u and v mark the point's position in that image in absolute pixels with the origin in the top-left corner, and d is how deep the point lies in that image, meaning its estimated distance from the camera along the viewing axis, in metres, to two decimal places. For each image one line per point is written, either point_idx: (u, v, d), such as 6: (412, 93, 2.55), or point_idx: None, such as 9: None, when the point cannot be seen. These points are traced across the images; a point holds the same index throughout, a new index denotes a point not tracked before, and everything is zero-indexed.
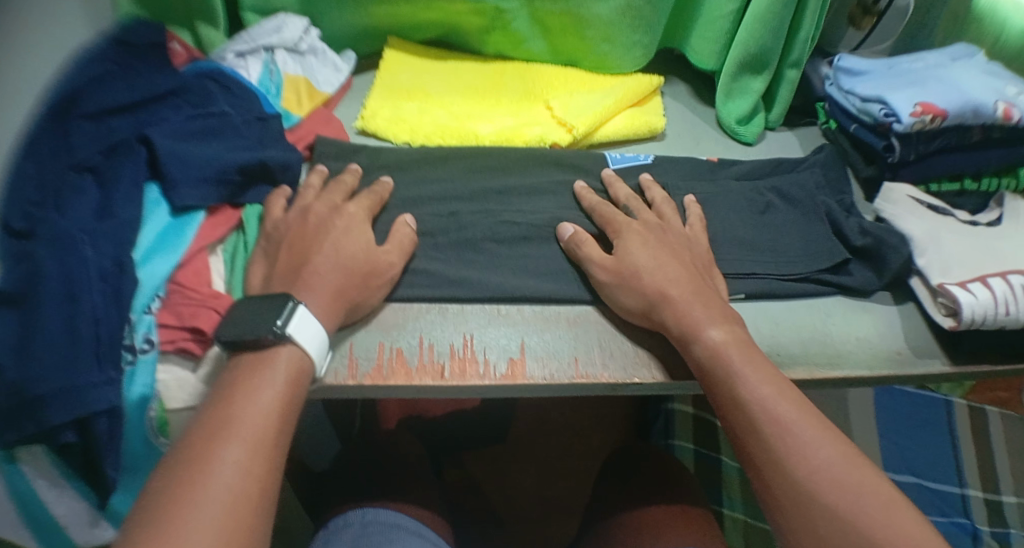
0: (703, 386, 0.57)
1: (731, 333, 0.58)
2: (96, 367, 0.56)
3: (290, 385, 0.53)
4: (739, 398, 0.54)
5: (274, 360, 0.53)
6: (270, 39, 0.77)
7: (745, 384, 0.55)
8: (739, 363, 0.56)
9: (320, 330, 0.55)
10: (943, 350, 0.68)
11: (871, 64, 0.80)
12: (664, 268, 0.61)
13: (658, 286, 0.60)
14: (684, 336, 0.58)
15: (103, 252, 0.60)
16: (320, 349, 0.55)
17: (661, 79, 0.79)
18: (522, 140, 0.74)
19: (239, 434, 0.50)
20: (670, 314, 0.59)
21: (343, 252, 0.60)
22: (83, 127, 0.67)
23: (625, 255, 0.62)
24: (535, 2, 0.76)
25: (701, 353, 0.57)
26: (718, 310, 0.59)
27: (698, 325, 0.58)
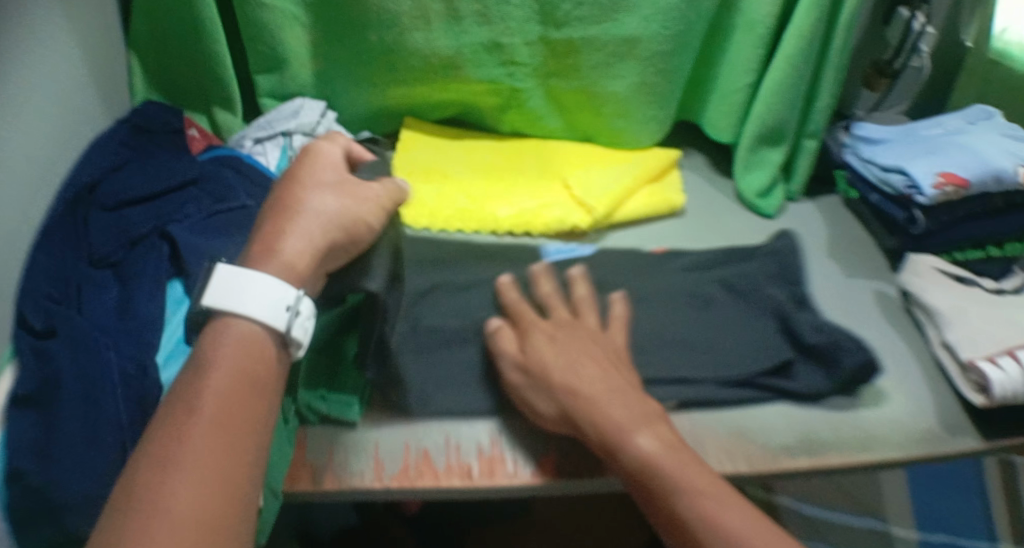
0: (635, 495, 0.53)
1: (657, 438, 0.53)
2: (118, 476, 0.56)
3: (236, 381, 0.45)
4: (676, 515, 0.50)
5: (214, 361, 0.46)
6: (288, 124, 0.77)
7: (683, 496, 0.50)
8: (672, 474, 0.51)
9: (258, 276, 0.48)
10: (975, 426, 0.66)
11: (890, 131, 0.80)
12: (579, 367, 0.57)
13: (569, 388, 0.56)
14: (610, 448, 0.53)
15: (124, 353, 0.60)
16: (265, 300, 0.48)
17: (676, 153, 0.80)
18: (542, 222, 0.73)
19: (170, 433, 0.43)
20: (589, 422, 0.54)
21: (307, 185, 0.52)
22: (100, 219, 0.67)
23: (532, 354, 0.58)
24: (549, 81, 0.78)
25: (630, 463, 0.52)
26: (634, 411, 0.55)
27: (625, 431, 0.53)
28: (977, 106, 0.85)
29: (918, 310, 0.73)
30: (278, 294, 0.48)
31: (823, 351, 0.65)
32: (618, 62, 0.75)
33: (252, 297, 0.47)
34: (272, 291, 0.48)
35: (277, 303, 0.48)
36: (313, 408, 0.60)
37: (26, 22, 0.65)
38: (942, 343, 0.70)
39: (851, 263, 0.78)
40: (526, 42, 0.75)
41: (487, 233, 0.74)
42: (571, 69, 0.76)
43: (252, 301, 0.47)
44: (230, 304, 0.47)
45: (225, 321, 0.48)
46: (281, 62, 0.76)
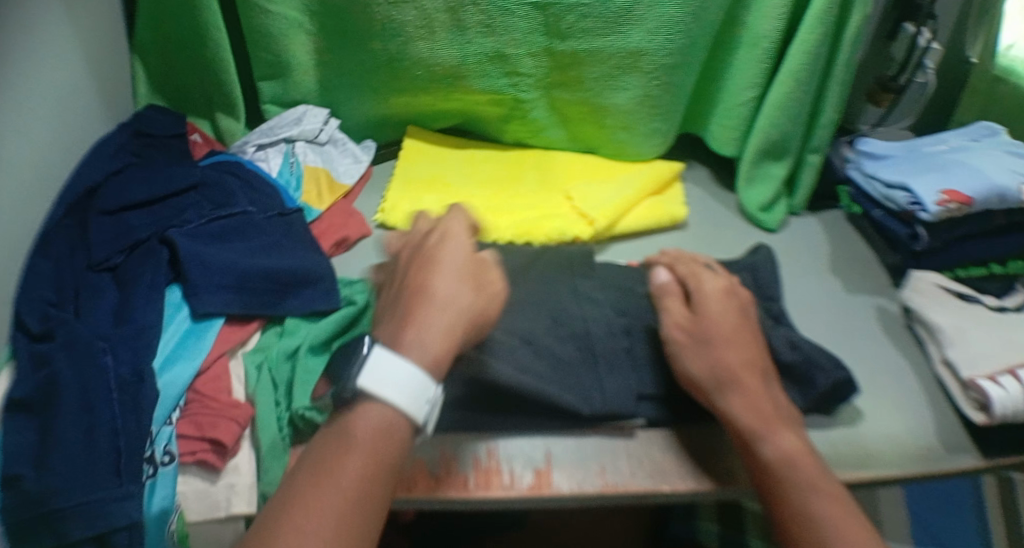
0: (761, 488, 0.55)
1: (795, 440, 0.55)
2: (116, 481, 0.55)
3: (378, 448, 0.45)
4: (808, 513, 0.51)
5: (353, 437, 0.45)
6: (291, 131, 0.78)
7: (816, 498, 0.51)
8: (801, 476, 0.52)
9: (406, 362, 0.47)
10: (974, 444, 0.66)
11: (892, 148, 0.80)
12: (729, 347, 0.58)
13: (728, 364, 0.57)
14: (749, 440, 0.55)
15: (122, 360, 0.59)
16: (415, 391, 0.46)
17: (681, 166, 0.79)
18: (543, 233, 0.73)
19: (306, 500, 0.42)
20: (732, 399, 0.57)
21: (419, 277, 0.51)
22: (102, 224, 0.67)
23: (702, 316, 0.60)
24: (553, 92, 0.78)
25: (767, 455, 0.54)
26: (772, 408, 0.57)
27: (761, 431, 0.55)
28: (980, 124, 0.85)
29: (919, 327, 0.73)
30: (422, 380, 0.47)
31: (799, 369, 0.65)
32: (621, 75, 0.75)
33: (406, 385, 0.46)
34: (422, 383, 0.47)
35: (425, 395, 0.47)
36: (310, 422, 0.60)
37: (32, 27, 0.65)
38: (943, 360, 0.70)
39: (854, 279, 0.78)
40: (530, 53, 0.74)
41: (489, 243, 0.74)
42: (575, 81, 0.76)
43: (404, 389, 0.46)
44: (375, 388, 0.46)
45: (370, 405, 0.46)
46: (285, 69, 0.77)
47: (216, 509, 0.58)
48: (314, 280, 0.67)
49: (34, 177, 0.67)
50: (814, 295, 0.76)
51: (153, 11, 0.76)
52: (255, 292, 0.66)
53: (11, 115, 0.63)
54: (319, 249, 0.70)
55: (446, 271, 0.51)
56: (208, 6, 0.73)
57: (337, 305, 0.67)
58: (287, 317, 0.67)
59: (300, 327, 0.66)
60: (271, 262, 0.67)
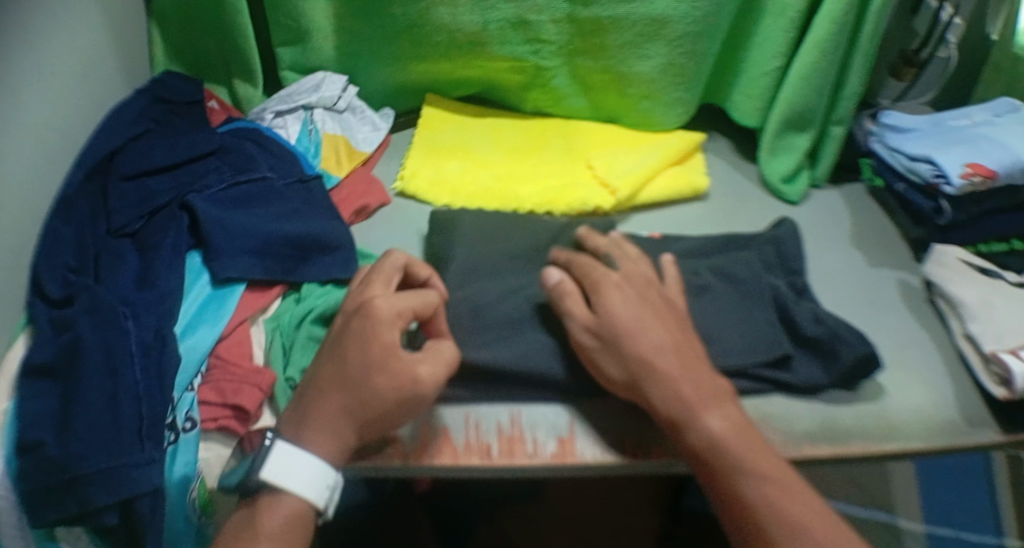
0: (698, 471, 0.53)
1: (727, 418, 0.53)
2: (139, 445, 0.55)
3: (285, 538, 0.51)
4: (742, 497, 0.50)
5: (260, 530, 0.51)
6: (309, 98, 0.76)
7: (748, 479, 0.51)
8: (739, 456, 0.51)
9: (309, 457, 0.52)
10: (994, 419, 0.66)
11: (917, 121, 0.79)
12: (647, 333, 0.55)
13: (641, 354, 0.54)
14: (678, 424, 0.53)
15: (144, 324, 0.59)
16: (317, 484, 0.52)
17: (701, 135, 0.78)
18: (565, 202, 0.72)
19: None
20: (657, 388, 0.54)
21: (347, 357, 0.53)
22: (122, 189, 0.66)
23: (605, 313, 0.56)
24: (576, 60, 0.77)
25: (696, 441, 0.52)
26: (703, 389, 0.54)
27: (693, 411, 0.53)
28: (1001, 100, 0.84)
29: (941, 301, 0.73)
30: (322, 472, 0.52)
31: (823, 345, 0.64)
32: (645, 42, 0.74)
33: (308, 478, 0.52)
34: (323, 476, 0.52)
35: (325, 483, 0.52)
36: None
37: None
38: (964, 335, 0.70)
39: (876, 253, 0.77)
40: (553, 19, 0.73)
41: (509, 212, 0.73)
42: (597, 48, 0.75)
43: (306, 482, 0.52)
44: (274, 479, 0.51)
45: (274, 496, 0.52)
46: (305, 34, 0.75)
47: None
48: (333, 247, 0.67)
49: (53, 142, 0.66)
50: (838, 270, 0.75)
51: None
52: (275, 258, 0.65)
53: (30, 77, 0.62)
54: (340, 217, 0.69)
55: (371, 347, 0.52)
56: None
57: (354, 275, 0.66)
58: (303, 284, 0.66)
59: (316, 293, 0.65)
60: (291, 228, 0.66)
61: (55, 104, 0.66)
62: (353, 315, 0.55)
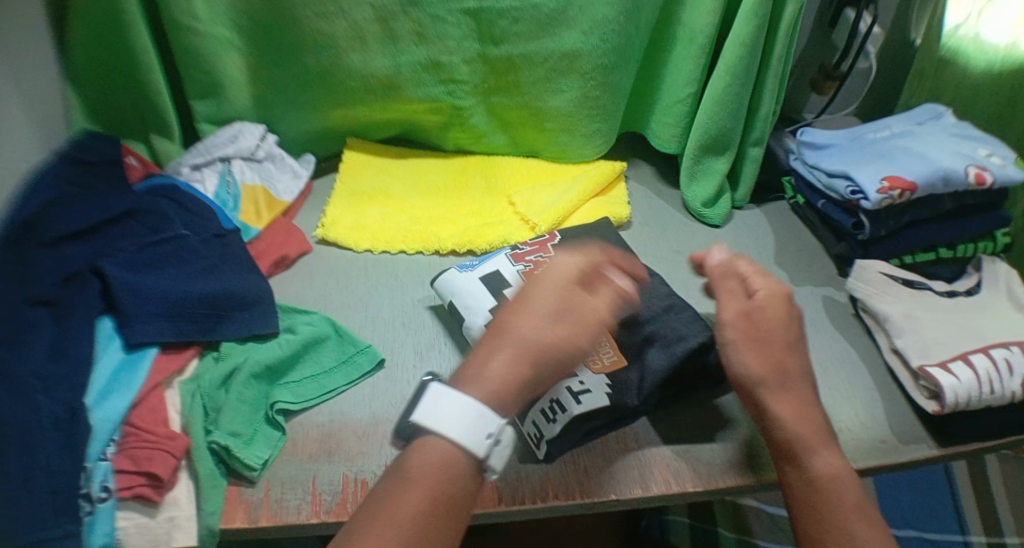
0: (789, 499, 0.54)
1: (838, 458, 0.55)
2: (53, 519, 0.53)
3: (437, 489, 0.43)
4: (847, 531, 0.51)
5: (412, 475, 0.44)
6: (226, 149, 0.76)
7: (836, 509, 0.52)
8: (834, 493, 0.53)
9: (465, 399, 0.46)
10: (928, 433, 0.66)
11: (834, 137, 0.80)
12: (773, 344, 0.58)
13: (775, 373, 0.57)
14: (795, 454, 0.55)
15: (55, 397, 0.57)
16: (474, 427, 0.45)
17: (622, 164, 0.80)
18: (485, 241, 0.74)
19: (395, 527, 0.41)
20: (774, 400, 0.57)
21: (525, 311, 0.51)
22: (41, 256, 0.63)
23: (758, 316, 0.59)
24: (491, 98, 0.78)
25: (818, 469, 0.54)
26: (809, 421, 0.56)
27: (808, 446, 0.55)
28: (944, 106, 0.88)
29: (866, 315, 0.73)
30: (483, 411, 0.45)
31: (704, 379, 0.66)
32: (558, 77, 0.75)
33: (462, 418, 0.45)
34: (486, 418, 0.45)
35: (485, 428, 0.45)
36: (231, 456, 0.59)
37: None
38: (891, 349, 0.70)
39: (799, 272, 0.78)
40: (464, 60, 0.74)
41: (431, 253, 0.75)
42: (512, 86, 0.76)
43: (462, 424, 0.45)
44: (428, 424, 0.45)
45: (423, 441, 0.45)
46: (219, 87, 0.75)
47: (156, 543, 0.57)
48: (251, 302, 0.67)
49: None
50: None
51: (83, 34, 0.74)
52: (187, 318, 0.65)
53: None
54: (257, 272, 0.70)
55: (573, 298, 0.51)
56: (133, 26, 0.73)
57: (277, 329, 0.67)
58: (222, 342, 0.66)
59: (238, 351, 0.65)
60: (206, 286, 0.66)
61: None
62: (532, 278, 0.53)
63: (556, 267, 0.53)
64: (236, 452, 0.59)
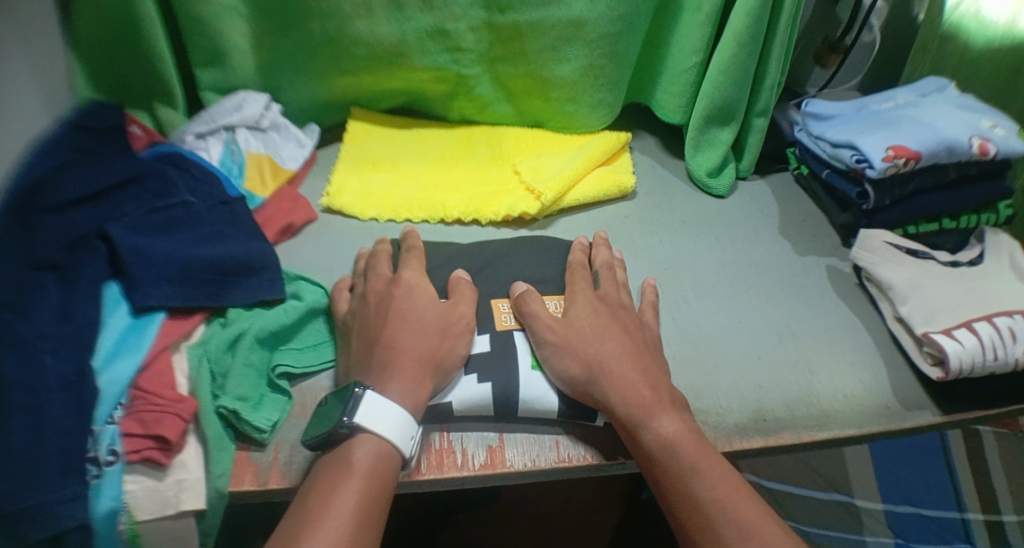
0: (644, 468, 0.56)
1: (676, 422, 0.56)
2: (61, 482, 0.53)
3: (375, 476, 0.53)
4: (694, 494, 0.53)
5: (357, 459, 0.53)
6: (230, 118, 0.76)
7: (700, 481, 0.53)
8: (692, 458, 0.54)
9: (398, 407, 0.55)
10: (932, 400, 0.67)
11: (839, 108, 0.80)
12: (606, 342, 0.60)
13: (600, 358, 0.59)
14: (632, 429, 0.56)
15: (63, 359, 0.57)
16: (403, 430, 0.55)
17: (628, 134, 0.80)
18: (490, 210, 0.74)
19: (333, 522, 0.49)
20: (610, 389, 0.58)
21: (401, 322, 0.60)
22: (46, 221, 0.63)
23: (571, 319, 0.62)
24: (497, 67, 0.77)
25: (651, 441, 0.55)
26: (647, 393, 0.57)
27: (649, 412, 0.56)
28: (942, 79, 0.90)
29: (870, 284, 0.73)
30: (412, 422, 0.56)
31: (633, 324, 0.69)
32: (564, 45, 0.74)
33: (395, 425, 0.55)
34: (408, 424, 0.55)
35: (409, 432, 0.55)
36: (239, 420, 0.60)
37: None
38: (896, 317, 0.71)
39: (804, 241, 0.79)
40: (470, 27, 0.74)
41: (436, 221, 0.75)
42: (518, 54, 0.76)
43: (393, 428, 0.54)
44: (367, 425, 0.54)
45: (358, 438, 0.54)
46: (222, 53, 0.75)
47: (165, 506, 0.57)
48: (257, 269, 0.68)
49: None
50: (762, 258, 0.76)
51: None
52: (197, 284, 0.65)
53: None
54: (263, 237, 0.70)
55: (423, 289, 0.63)
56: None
57: (283, 295, 0.67)
58: (230, 308, 0.66)
59: (245, 317, 0.66)
60: (212, 251, 0.67)
61: None
62: (384, 284, 0.63)
63: (405, 271, 0.64)
64: (244, 416, 0.60)
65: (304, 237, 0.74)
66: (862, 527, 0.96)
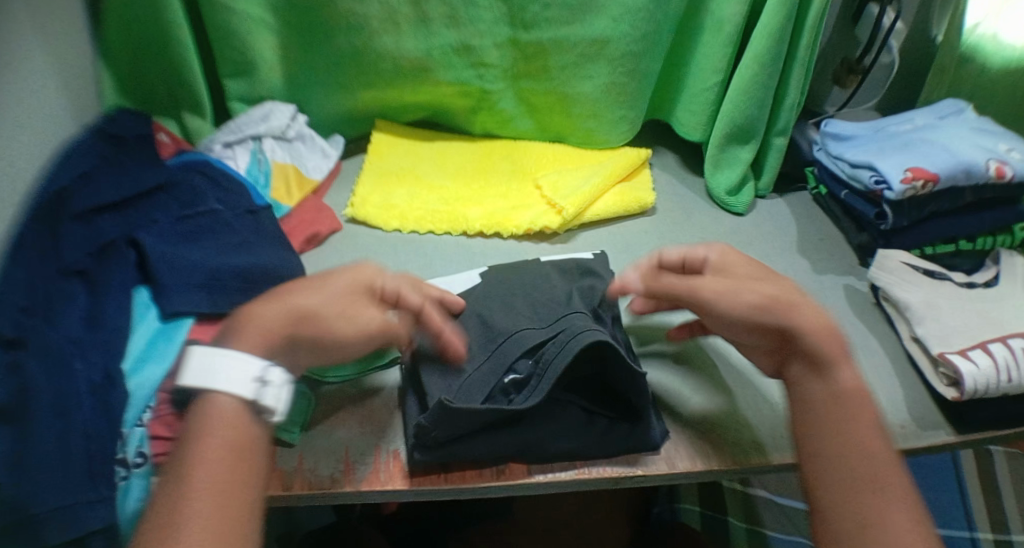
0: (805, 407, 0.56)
1: (852, 372, 0.57)
2: (88, 484, 0.54)
3: (231, 431, 0.50)
4: (853, 443, 0.54)
5: (218, 427, 0.49)
6: (258, 128, 0.78)
7: (858, 427, 0.54)
8: (862, 407, 0.55)
9: (222, 351, 0.52)
10: (947, 421, 0.67)
11: (858, 129, 0.81)
12: (765, 282, 0.59)
13: (765, 293, 0.57)
14: (826, 370, 0.56)
15: (92, 363, 0.59)
16: (238, 375, 0.51)
17: (647, 151, 0.82)
18: (512, 224, 0.75)
19: (191, 466, 0.48)
20: (781, 319, 0.56)
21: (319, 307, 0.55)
22: (73, 229, 0.64)
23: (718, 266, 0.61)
24: (520, 83, 0.79)
25: (842, 381, 0.56)
26: (834, 332, 0.57)
27: (834, 360, 0.56)
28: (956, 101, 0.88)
29: (887, 304, 0.74)
30: (241, 359, 0.51)
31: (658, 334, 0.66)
32: (587, 63, 0.76)
33: (228, 371, 0.51)
34: (247, 365, 0.51)
35: (245, 376, 0.51)
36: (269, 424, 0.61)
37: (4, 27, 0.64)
38: (912, 337, 0.71)
39: (821, 261, 0.79)
40: (495, 44, 0.75)
41: (458, 234, 0.76)
42: (541, 71, 0.77)
43: (228, 376, 0.51)
44: (189, 384, 0.51)
45: (207, 403, 0.51)
46: (251, 66, 0.76)
47: None
48: (284, 277, 0.69)
49: (19, 182, 0.66)
50: (779, 276, 0.77)
51: (116, 10, 0.75)
52: (224, 290, 0.66)
53: None
54: (288, 246, 0.71)
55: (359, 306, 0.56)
56: (173, 11, 0.74)
57: None
58: None
59: None
60: (241, 260, 0.68)
61: (16, 144, 0.66)
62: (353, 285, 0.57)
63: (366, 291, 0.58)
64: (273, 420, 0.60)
65: (328, 249, 0.75)
66: None
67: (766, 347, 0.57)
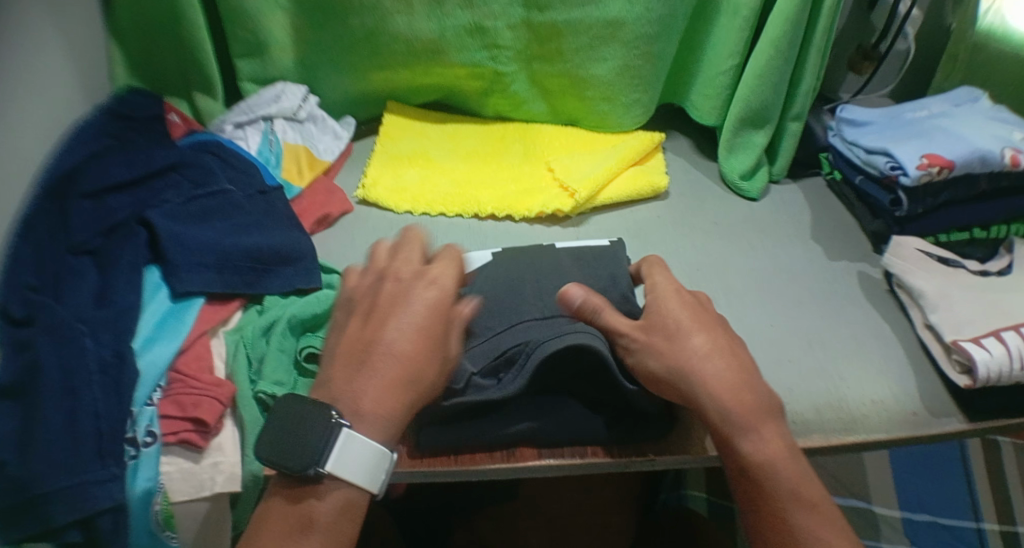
0: (739, 481, 0.53)
1: (777, 440, 0.53)
2: (98, 462, 0.54)
3: (340, 528, 0.49)
4: (789, 523, 0.51)
5: (315, 522, 0.48)
6: (269, 108, 0.78)
7: (787, 502, 0.51)
8: (775, 479, 0.52)
9: (375, 443, 0.49)
10: (958, 407, 0.66)
11: (873, 115, 0.80)
12: (692, 332, 0.55)
13: (674, 352, 0.54)
14: (728, 438, 0.53)
15: (103, 342, 0.58)
16: (376, 472, 0.49)
17: (661, 135, 0.81)
18: (525, 206, 0.75)
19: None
20: (700, 386, 0.53)
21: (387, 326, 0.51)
22: (84, 207, 0.64)
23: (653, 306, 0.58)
24: (533, 65, 0.78)
25: (747, 454, 0.52)
26: (748, 404, 0.53)
27: (744, 428, 0.52)
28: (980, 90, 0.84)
29: (900, 291, 0.73)
30: (387, 456, 0.50)
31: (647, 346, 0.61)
32: (601, 45, 0.75)
33: (369, 465, 0.49)
34: (386, 461, 0.50)
35: (383, 471, 0.50)
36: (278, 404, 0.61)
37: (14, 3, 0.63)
38: (925, 325, 0.70)
39: (835, 247, 0.79)
40: (508, 25, 0.75)
41: (470, 217, 0.75)
42: (554, 53, 0.76)
43: (366, 472, 0.49)
44: (340, 473, 0.48)
45: (336, 483, 0.49)
46: (262, 46, 0.76)
47: (201, 488, 0.58)
48: (295, 258, 0.69)
49: (30, 160, 0.65)
50: (792, 264, 0.76)
51: None
52: (235, 272, 0.66)
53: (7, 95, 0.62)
54: (300, 226, 0.71)
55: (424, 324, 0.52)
56: None
57: (317, 284, 0.68)
58: (266, 296, 0.67)
59: (280, 304, 0.67)
60: (251, 241, 0.67)
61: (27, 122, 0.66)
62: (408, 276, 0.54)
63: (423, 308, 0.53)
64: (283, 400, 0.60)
65: (338, 231, 0.75)
66: (879, 534, 0.97)
67: (748, 409, 0.53)
